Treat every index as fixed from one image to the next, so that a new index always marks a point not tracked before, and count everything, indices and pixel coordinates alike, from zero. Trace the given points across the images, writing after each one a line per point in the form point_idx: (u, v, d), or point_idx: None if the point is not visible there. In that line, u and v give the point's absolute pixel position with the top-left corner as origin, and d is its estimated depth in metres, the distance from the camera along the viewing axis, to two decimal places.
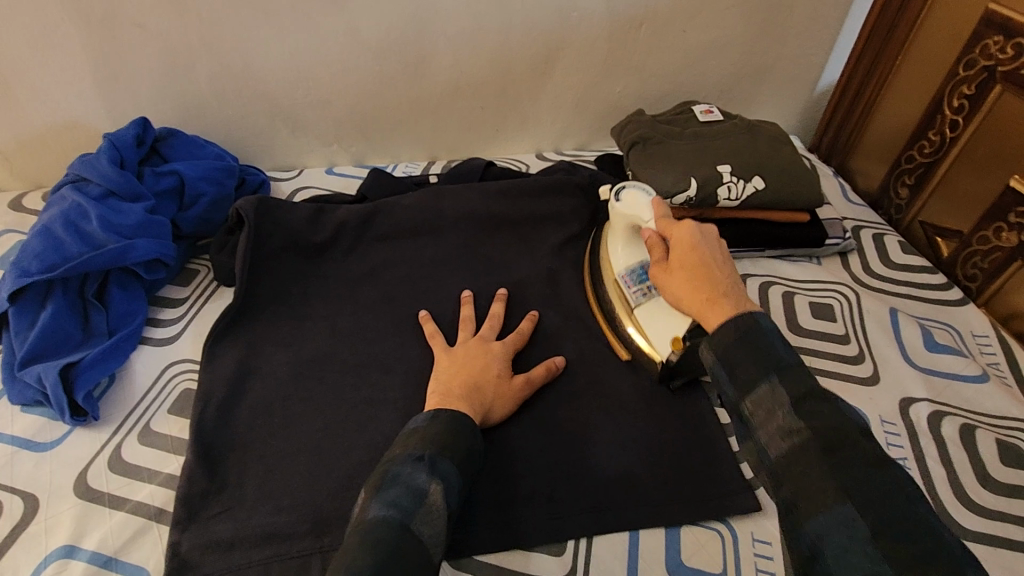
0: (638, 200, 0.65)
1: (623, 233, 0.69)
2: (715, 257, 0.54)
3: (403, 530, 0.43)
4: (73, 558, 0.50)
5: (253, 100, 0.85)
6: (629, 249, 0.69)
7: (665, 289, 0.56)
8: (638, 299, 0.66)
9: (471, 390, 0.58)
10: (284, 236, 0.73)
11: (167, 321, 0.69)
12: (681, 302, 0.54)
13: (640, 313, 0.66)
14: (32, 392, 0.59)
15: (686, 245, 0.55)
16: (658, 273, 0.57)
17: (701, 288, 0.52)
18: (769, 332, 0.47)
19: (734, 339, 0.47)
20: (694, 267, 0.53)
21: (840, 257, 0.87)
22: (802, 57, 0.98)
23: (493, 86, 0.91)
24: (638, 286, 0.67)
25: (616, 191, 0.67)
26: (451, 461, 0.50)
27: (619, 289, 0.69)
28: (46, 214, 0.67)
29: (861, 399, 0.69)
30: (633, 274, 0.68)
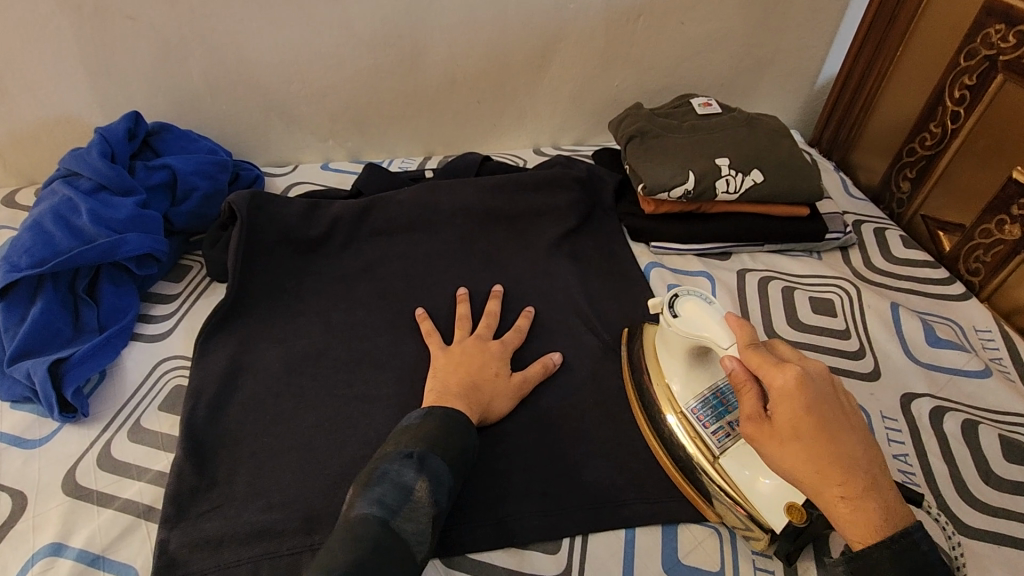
0: (703, 314, 0.55)
1: (683, 356, 0.58)
2: (839, 424, 0.43)
3: (384, 528, 0.43)
4: (60, 556, 0.49)
5: (246, 94, 0.84)
6: (693, 377, 0.57)
7: (768, 456, 0.45)
8: (722, 443, 0.54)
9: (469, 389, 0.59)
10: (277, 231, 0.72)
11: (158, 317, 0.68)
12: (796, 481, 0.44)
13: (728, 463, 0.53)
14: (21, 388, 0.59)
15: (800, 406, 0.43)
16: (758, 435, 0.46)
17: (833, 481, 0.42)
18: (923, 551, 0.40)
19: (884, 561, 0.40)
20: (819, 447, 0.42)
21: (841, 251, 0.86)
22: (802, 49, 0.97)
23: (489, 80, 0.90)
24: (717, 425, 0.54)
25: (670, 304, 0.57)
26: (441, 458, 0.49)
27: (689, 427, 0.56)
28: (37, 209, 0.66)
29: (861, 394, 0.68)
30: (708, 408, 0.55)
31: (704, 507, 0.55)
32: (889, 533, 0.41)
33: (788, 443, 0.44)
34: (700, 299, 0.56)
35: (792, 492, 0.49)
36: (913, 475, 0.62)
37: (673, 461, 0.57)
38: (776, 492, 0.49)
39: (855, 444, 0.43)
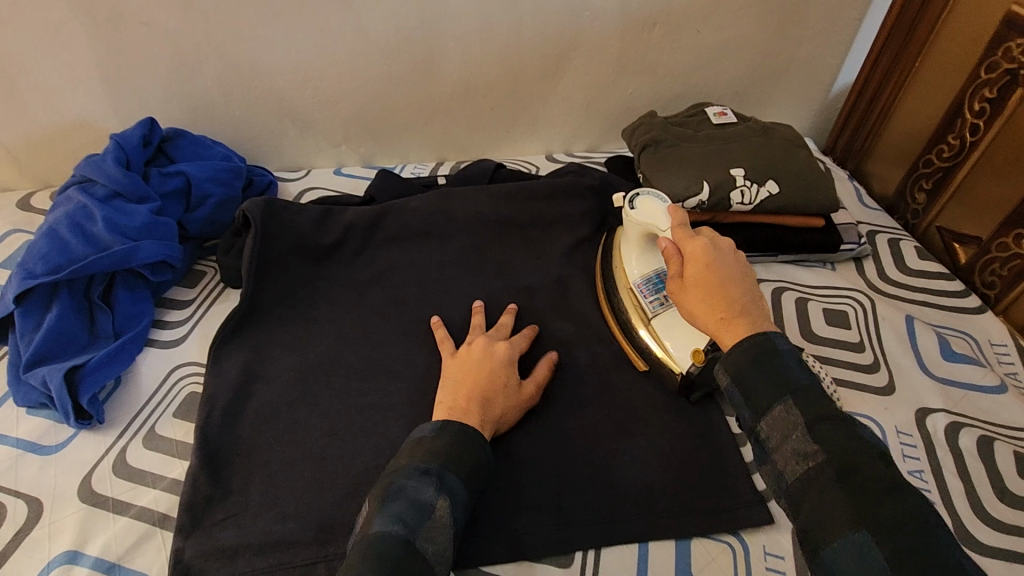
0: (655, 207, 0.65)
1: (637, 242, 0.68)
2: (735, 275, 0.51)
3: (406, 545, 0.43)
4: (76, 564, 0.50)
5: (260, 100, 0.84)
6: (644, 259, 0.68)
7: (678, 304, 0.52)
8: (655, 309, 0.65)
9: (481, 402, 0.56)
10: (291, 238, 0.72)
11: (173, 323, 0.69)
12: (692, 318, 0.51)
13: (657, 324, 0.64)
14: (37, 394, 0.59)
15: (702, 260, 0.51)
16: (670, 286, 0.53)
17: (715, 305, 0.49)
18: (782, 352, 0.45)
19: (748, 359, 0.45)
20: (711, 285, 0.50)
21: (855, 262, 0.86)
22: (817, 58, 0.96)
23: (502, 87, 0.89)
24: (655, 296, 0.65)
25: (630, 199, 0.66)
26: (458, 475, 0.49)
27: (634, 299, 0.67)
28: (52, 215, 0.67)
29: (876, 409, 0.68)
30: (650, 284, 0.66)
31: (635, 358, 0.67)
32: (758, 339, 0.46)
33: (690, 285, 0.51)
34: (656, 196, 0.66)
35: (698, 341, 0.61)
36: (928, 491, 0.61)
37: (618, 325, 0.69)
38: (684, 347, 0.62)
39: (743, 287, 0.50)
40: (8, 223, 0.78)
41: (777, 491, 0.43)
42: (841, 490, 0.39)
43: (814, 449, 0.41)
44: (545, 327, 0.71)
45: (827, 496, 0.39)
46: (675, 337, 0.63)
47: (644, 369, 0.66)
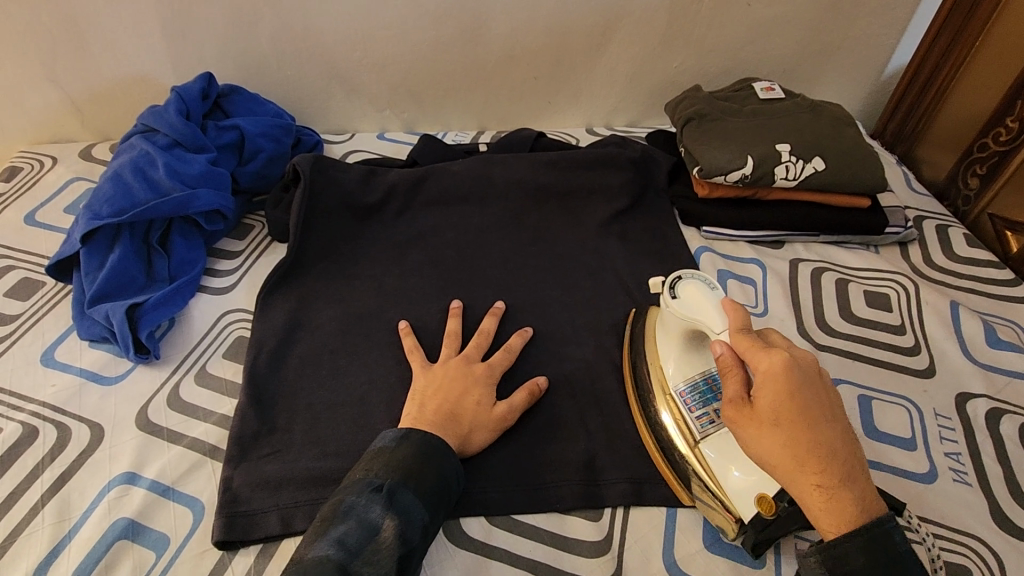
0: (702, 297, 0.54)
1: (680, 338, 0.57)
2: (822, 408, 0.42)
3: (341, 570, 0.41)
4: (134, 485, 0.53)
5: (311, 62, 0.86)
6: (686, 360, 0.57)
7: (746, 443, 0.44)
8: (704, 429, 0.54)
9: (447, 418, 0.55)
10: (337, 196, 0.74)
11: (223, 272, 0.71)
12: (765, 466, 0.43)
13: (707, 449, 0.53)
14: (100, 328, 0.62)
15: (780, 384, 0.42)
16: (739, 421, 0.44)
17: (809, 466, 0.40)
18: (903, 555, 0.40)
19: (861, 562, 0.39)
20: (797, 433, 0.41)
21: (900, 246, 0.84)
22: (872, 36, 0.93)
23: (548, 55, 0.89)
24: (704, 411, 0.54)
25: (670, 285, 0.56)
26: (414, 493, 0.47)
27: (675, 408, 0.56)
28: (117, 161, 0.70)
29: (915, 390, 0.67)
30: (697, 393, 0.55)
31: (678, 489, 0.55)
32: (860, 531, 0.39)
33: (766, 424, 0.42)
34: (701, 282, 0.56)
35: (764, 483, 0.48)
36: (966, 474, 0.61)
37: (658, 446, 0.57)
38: (749, 483, 0.49)
39: (837, 434, 0.41)
40: (72, 171, 0.82)
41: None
42: None
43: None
44: (581, 294, 0.72)
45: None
46: (734, 467, 0.51)
47: (688, 501, 0.55)
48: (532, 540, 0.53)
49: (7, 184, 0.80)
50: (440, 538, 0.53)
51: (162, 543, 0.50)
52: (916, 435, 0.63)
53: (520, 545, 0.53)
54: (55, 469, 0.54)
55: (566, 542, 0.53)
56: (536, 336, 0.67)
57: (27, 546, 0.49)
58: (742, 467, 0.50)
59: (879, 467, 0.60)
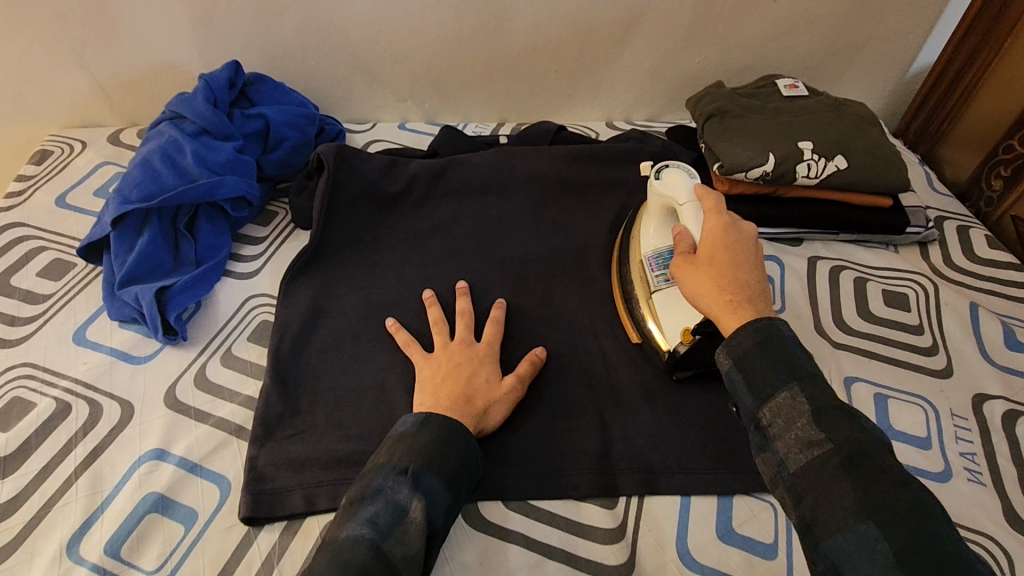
0: (680, 181, 0.61)
1: (658, 215, 0.65)
2: (745, 253, 0.52)
3: (374, 550, 0.43)
4: (163, 461, 0.54)
5: (335, 51, 0.87)
6: (662, 233, 0.65)
7: (680, 280, 0.54)
8: (658, 284, 0.63)
9: (462, 401, 0.55)
10: (360, 185, 0.75)
11: (248, 257, 0.73)
12: (691, 294, 0.52)
13: (657, 298, 0.63)
14: (129, 310, 0.64)
15: (719, 234, 0.53)
16: (680, 262, 0.54)
17: (721, 285, 0.50)
18: (789, 341, 0.47)
19: (753, 343, 0.47)
20: (722, 263, 0.51)
21: (920, 246, 0.83)
22: (898, 35, 0.93)
23: (571, 49, 0.90)
24: (662, 270, 0.63)
25: (658, 169, 0.64)
26: (437, 476, 0.48)
27: (641, 269, 0.65)
28: (146, 147, 0.71)
29: (931, 390, 0.67)
30: (660, 258, 0.64)
31: (629, 328, 0.66)
32: (757, 326, 0.47)
33: (702, 259, 0.52)
34: (684, 171, 0.63)
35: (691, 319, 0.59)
36: (980, 474, 0.61)
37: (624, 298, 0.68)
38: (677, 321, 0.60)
39: (753, 268, 0.51)
40: (101, 155, 0.84)
41: (772, 480, 0.44)
42: (851, 483, 0.40)
43: (825, 442, 0.42)
44: (599, 287, 0.72)
45: (835, 486, 0.40)
46: (667, 313, 0.61)
47: (636, 342, 0.66)
48: (548, 525, 0.55)
49: (38, 167, 0.82)
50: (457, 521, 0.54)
51: (190, 517, 0.51)
52: (932, 434, 0.63)
53: (536, 530, 0.54)
54: (87, 444, 0.55)
55: (581, 529, 0.54)
56: (554, 326, 0.68)
57: (61, 517, 0.51)
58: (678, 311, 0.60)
59: None
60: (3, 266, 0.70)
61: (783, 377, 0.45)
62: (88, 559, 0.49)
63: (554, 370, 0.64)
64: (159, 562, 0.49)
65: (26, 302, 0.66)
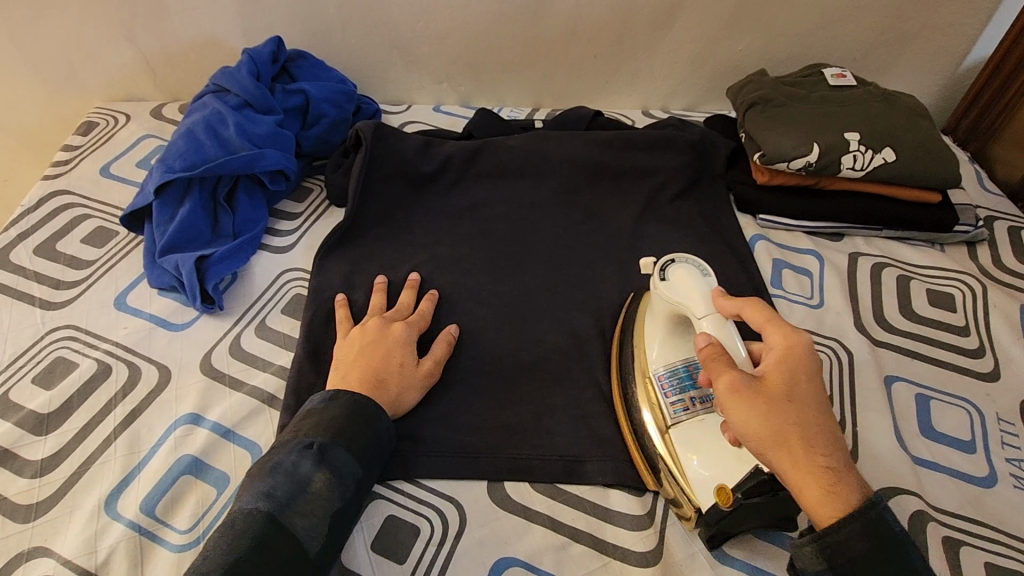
0: (693, 286, 0.52)
1: (665, 321, 0.56)
2: (816, 395, 0.45)
3: (271, 522, 0.44)
4: (198, 426, 0.55)
5: (375, 32, 0.87)
6: (670, 345, 0.56)
7: (742, 428, 0.44)
8: (676, 416, 0.53)
9: (373, 386, 0.55)
10: (395, 163, 0.75)
11: (284, 231, 0.73)
12: (763, 449, 0.44)
13: (675, 435, 0.52)
14: (169, 277, 0.65)
15: (786, 364, 0.45)
16: (740, 402, 0.44)
17: (813, 456, 0.43)
18: (888, 530, 0.42)
19: (855, 546, 0.42)
20: (806, 418, 0.44)
21: (968, 246, 0.80)
22: (952, 26, 0.90)
23: (611, 34, 0.88)
24: (678, 397, 0.53)
25: (661, 267, 0.54)
26: (345, 448, 0.49)
27: (651, 394, 0.55)
28: (189, 118, 0.72)
29: (977, 393, 0.65)
30: (674, 379, 0.54)
31: (645, 474, 0.54)
32: (857, 514, 0.42)
33: (780, 410, 0.44)
34: (693, 267, 0.53)
35: (726, 475, 0.49)
36: None
37: (632, 431, 0.56)
38: (708, 475, 0.49)
39: (831, 417, 0.44)
40: (144, 128, 0.85)
41: None
42: None
43: None
44: (632, 272, 0.71)
45: None
46: (695, 456, 0.51)
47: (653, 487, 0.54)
48: (575, 509, 0.54)
49: (84, 138, 0.84)
50: (486, 499, 0.54)
51: (222, 482, 0.52)
52: (976, 438, 0.61)
53: (563, 513, 0.54)
54: (126, 405, 0.57)
55: (609, 514, 0.54)
56: (584, 313, 0.67)
57: (100, 474, 0.52)
58: (703, 458, 0.50)
59: (934, 467, 0.59)
60: (48, 232, 0.72)
61: None
62: (125, 516, 0.50)
63: (584, 355, 0.64)
64: (192, 523, 0.50)
65: (70, 267, 0.68)
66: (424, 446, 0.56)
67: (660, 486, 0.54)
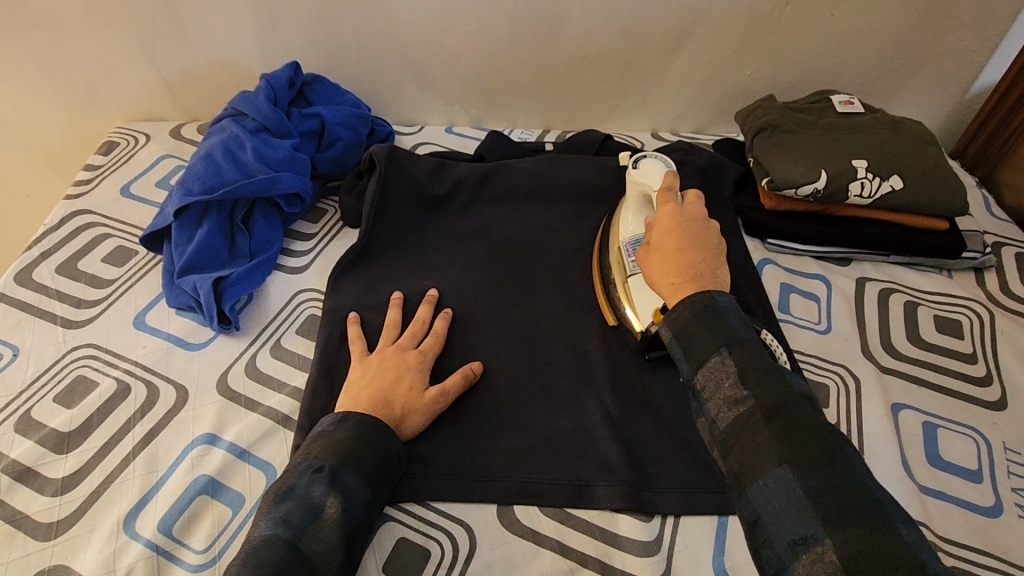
0: (656, 170, 0.64)
1: (635, 203, 0.67)
2: (696, 233, 0.54)
3: (289, 549, 0.45)
4: (214, 446, 0.56)
5: (390, 55, 0.89)
6: (638, 218, 0.66)
7: (642, 267, 0.56)
8: (633, 268, 0.64)
9: (380, 406, 0.56)
10: (408, 186, 0.77)
11: (299, 252, 0.75)
12: (648, 278, 0.54)
13: (632, 282, 0.63)
14: (187, 297, 0.66)
15: (669, 216, 0.56)
16: (638, 251, 0.57)
17: (674, 267, 0.52)
18: (722, 306, 0.48)
19: (689, 315, 0.49)
20: (669, 247, 0.53)
21: (976, 272, 0.80)
22: (959, 53, 0.91)
23: (621, 59, 0.90)
24: (637, 256, 0.64)
25: (636, 159, 0.66)
26: (355, 471, 0.50)
27: (619, 255, 0.66)
28: (208, 141, 0.74)
29: (984, 422, 0.65)
30: (635, 245, 0.64)
31: (606, 314, 0.67)
32: (698, 296, 0.49)
33: (658, 244, 0.54)
34: (661, 162, 0.65)
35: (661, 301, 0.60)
36: None
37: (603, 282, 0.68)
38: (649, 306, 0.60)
39: (703, 246, 0.53)
40: (163, 148, 0.87)
41: (710, 439, 0.46)
42: (774, 437, 0.42)
43: (746, 396, 0.44)
44: None
45: (759, 440, 0.42)
46: (642, 296, 0.62)
47: (613, 324, 0.67)
48: (584, 535, 0.55)
49: (106, 157, 0.86)
50: (495, 525, 0.55)
51: (237, 501, 0.53)
52: (984, 467, 0.61)
53: (571, 538, 0.54)
54: (144, 424, 0.58)
55: (617, 540, 0.54)
56: (592, 337, 0.68)
57: (119, 493, 0.54)
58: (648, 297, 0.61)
59: (941, 497, 0.59)
60: (70, 251, 0.74)
61: (713, 344, 0.47)
62: (143, 535, 0.51)
63: (592, 379, 0.65)
64: (208, 543, 0.51)
65: (92, 286, 0.70)
66: (435, 469, 0.57)
67: (620, 324, 0.66)
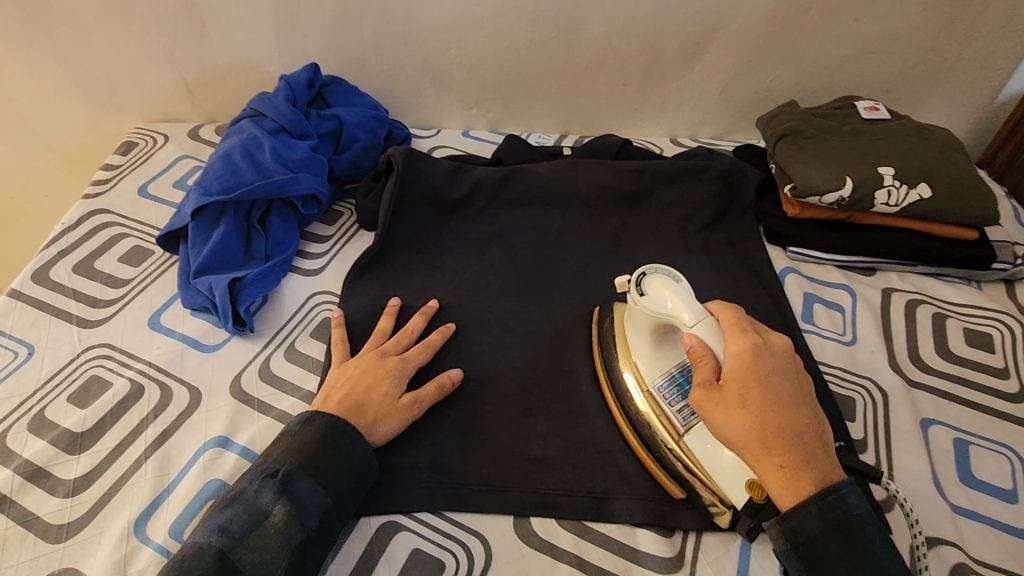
0: (667, 289, 0.53)
1: (648, 332, 0.57)
2: (787, 391, 0.46)
3: (223, 556, 0.45)
4: (226, 449, 0.56)
5: (408, 57, 0.89)
6: (659, 355, 0.57)
7: (715, 426, 0.47)
8: (687, 421, 0.54)
9: (351, 410, 0.55)
10: (425, 188, 0.76)
11: (314, 254, 0.74)
12: (737, 449, 0.46)
13: (693, 440, 0.53)
14: (202, 298, 0.66)
15: (747, 372, 0.46)
16: (699, 397, 0.48)
17: (773, 446, 0.44)
18: (857, 525, 0.43)
19: (816, 530, 0.43)
20: (763, 415, 0.45)
21: (1006, 284, 0.78)
22: (988, 59, 0.88)
23: (641, 63, 0.89)
24: (683, 403, 0.54)
25: (636, 282, 0.55)
26: (308, 479, 0.49)
27: (656, 407, 0.55)
28: (227, 141, 0.74)
29: (1018, 439, 0.63)
30: (673, 386, 0.55)
31: (669, 484, 0.54)
32: (820, 498, 0.44)
33: (743, 408, 0.46)
34: (666, 275, 0.55)
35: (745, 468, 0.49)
36: None
37: (642, 441, 0.56)
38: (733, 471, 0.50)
39: (799, 411, 0.46)
40: (181, 149, 0.88)
41: None
42: None
43: None
44: None
45: None
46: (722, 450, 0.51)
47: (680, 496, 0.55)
48: (601, 549, 0.53)
49: (124, 157, 0.86)
50: (510, 536, 0.54)
51: None
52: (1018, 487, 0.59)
53: (589, 552, 0.53)
54: (157, 425, 0.57)
55: (637, 555, 0.53)
56: None
57: (130, 496, 0.53)
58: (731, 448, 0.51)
59: (973, 516, 0.57)
60: (87, 250, 0.73)
61: None
62: (154, 539, 0.50)
63: None
64: None
65: (108, 286, 0.69)
66: (449, 478, 0.56)
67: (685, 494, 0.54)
